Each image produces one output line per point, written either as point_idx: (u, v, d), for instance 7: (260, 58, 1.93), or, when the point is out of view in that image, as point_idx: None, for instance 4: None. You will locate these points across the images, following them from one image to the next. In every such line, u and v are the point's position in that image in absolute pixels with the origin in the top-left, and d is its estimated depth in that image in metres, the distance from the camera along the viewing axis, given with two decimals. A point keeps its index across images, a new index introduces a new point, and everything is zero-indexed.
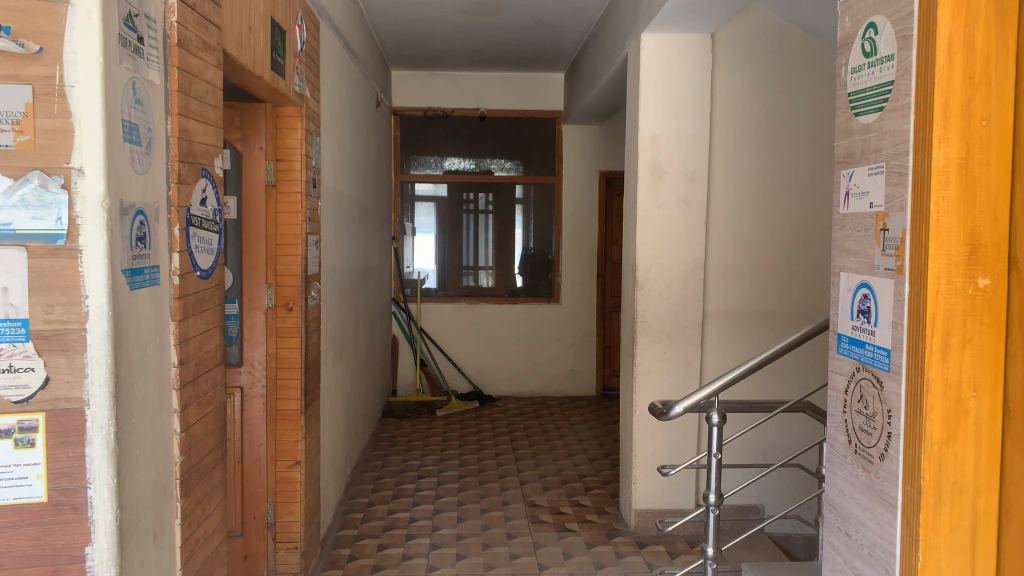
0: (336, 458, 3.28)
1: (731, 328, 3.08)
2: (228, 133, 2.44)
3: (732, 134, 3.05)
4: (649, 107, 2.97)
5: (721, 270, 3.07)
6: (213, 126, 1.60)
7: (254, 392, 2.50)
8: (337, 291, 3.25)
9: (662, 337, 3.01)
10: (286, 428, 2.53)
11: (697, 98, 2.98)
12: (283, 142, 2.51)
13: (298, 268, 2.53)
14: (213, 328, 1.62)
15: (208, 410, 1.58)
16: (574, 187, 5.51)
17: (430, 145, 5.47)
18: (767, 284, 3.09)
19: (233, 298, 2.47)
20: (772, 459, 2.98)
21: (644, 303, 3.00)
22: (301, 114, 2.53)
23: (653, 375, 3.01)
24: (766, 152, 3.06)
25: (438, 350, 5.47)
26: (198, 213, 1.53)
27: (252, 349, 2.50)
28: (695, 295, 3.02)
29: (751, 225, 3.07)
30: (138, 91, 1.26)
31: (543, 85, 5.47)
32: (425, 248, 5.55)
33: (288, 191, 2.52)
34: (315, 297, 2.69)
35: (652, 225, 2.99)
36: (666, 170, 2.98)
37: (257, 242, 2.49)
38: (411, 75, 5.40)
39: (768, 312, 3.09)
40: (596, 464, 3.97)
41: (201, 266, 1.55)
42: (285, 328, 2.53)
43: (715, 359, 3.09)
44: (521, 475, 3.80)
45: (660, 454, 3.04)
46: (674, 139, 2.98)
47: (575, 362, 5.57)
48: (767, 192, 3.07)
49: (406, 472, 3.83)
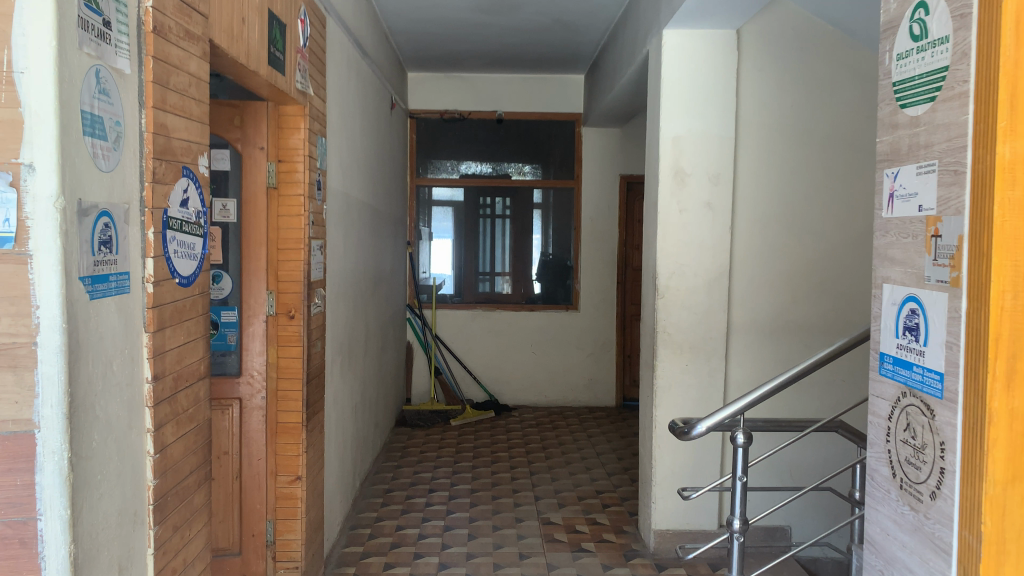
0: (343, 470, 3.16)
1: (757, 340, 2.93)
2: (228, 134, 2.35)
3: (759, 135, 2.90)
4: (670, 106, 2.82)
5: (746, 278, 2.92)
6: (197, 122, 1.49)
7: (254, 404, 2.40)
8: (344, 298, 3.14)
9: (684, 349, 2.87)
10: (287, 442, 2.41)
11: (722, 98, 2.84)
12: (285, 142, 2.39)
13: (300, 274, 2.41)
14: (196, 340, 1.51)
15: (190, 428, 1.47)
16: (594, 192, 5.37)
17: (446, 148, 5.36)
18: (796, 293, 2.93)
19: (232, 306, 2.39)
20: (803, 482, 2.83)
21: (665, 312, 2.85)
22: (304, 112, 2.39)
23: (674, 389, 2.87)
24: (796, 155, 2.91)
25: (453, 358, 5.35)
26: (179, 215, 1.41)
27: (252, 358, 2.39)
28: (719, 305, 2.87)
29: (779, 231, 2.92)
30: (103, 81, 1.14)
31: (562, 88, 5.34)
32: (441, 253, 5.44)
33: (290, 194, 2.39)
34: (319, 305, 2.57)
35: (673, 230, 2.84)
36: (688, 173, 2.84)
37: (258, 247, 2.39)
38: (428, 77, 5.30)
39: (796, 322, 2.94)
40: (614, 479, 3.82)
41: (181, 273, 1.43)
42: (286, 337, 2.41)
43: (740, 372, 2.94)
44: (536, 490, 3.66)
45: (681, 471, 2.89)
46: (697, 140, 2.83)
47: (594, 371, 5.42)
48: (796, 197, 2.92)
49: (417, 485, 3.71)
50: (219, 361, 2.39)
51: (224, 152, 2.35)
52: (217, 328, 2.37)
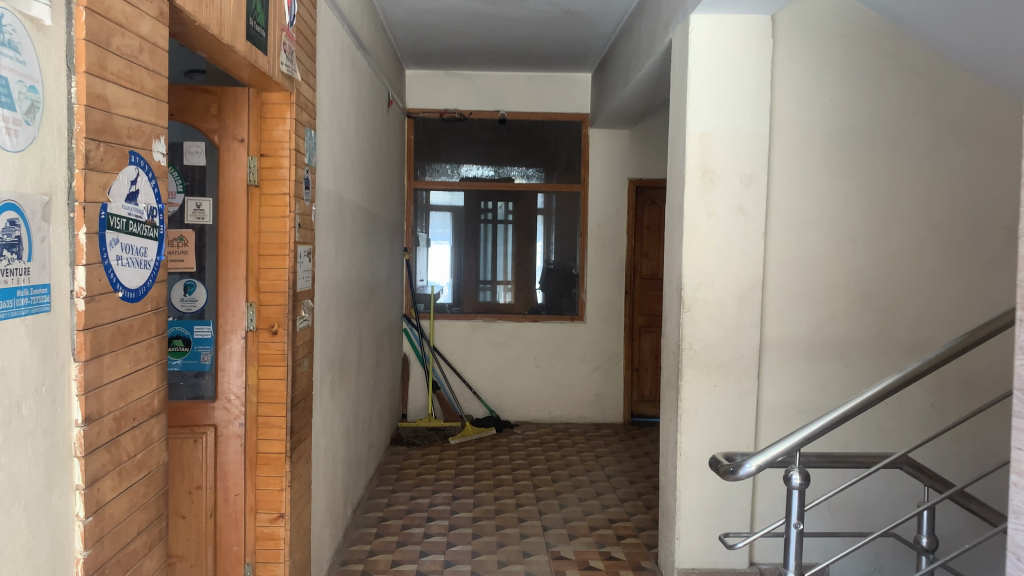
0: (332, 498, 2.87)
1: (792, 359, 2.65)
2: (204, 124, 2.07)
3: (795, 133, 2.63)
4: (699, 99, 2.55)
5: (781, 290, 2.64)
6: (150, 99, 1.20)
7: (231, 432, 2.11)
8: (336, 310, 2.85)
9: (712, 368, 2.58)
10: (267, 476, 2.11)
11: (754, 90, 2.56)
12: (268, 133, 2.10)
13: (284, 284, 2.11)
14: (149, 368, 1.22)
15: (138, 479, 1.17)
16: (602, 196, 5.08)
17: (445, 150, 5.08)
18: (835, 306, 2.65)
19: (208, 319, 2.12)
20: (863, 527, 2.60)
21: (691, 327, 2.57)
22: (290, 100, 2.10)
23: (701, 414, 2.58)
24: (834, 154, 2.64)
25: (452, 371, 5.06)
26: (124, 213, 1.12)
27: (228, 380, 2.11)
28: (751, 319, 2.59)
29: (815, 238, 2.64)
30: (8, 29, 0.85)
31: (568, 87, 5.07)
32: (439, 260, 5.15)
33: (274, 193, 2.10)
34: (306, 319, 2.26)
35: (701, 237, 2.56)
36: (717, 172, 2.56)
37: (236, 252, 2.09)
38: (427, 74, 5.02)
39: (835, 339, 2.66)
40: (628, 507, 3.53)
41: (127, 285, 1.13)
42: (268, 356, 2.11)
43: (773, 394, 2.66)
44: (543, 519, 3.36)
45: (707, 503, 2.60)
46: (728, 137, 2.56)
47: (600, 386, 5.13)
48: (836, 202, 2.64)
49: (414, 513, 3.41)
50: (194, 383, 2.13)
51: (200, 145, 2.11)
52: (189, 345, 2.12)
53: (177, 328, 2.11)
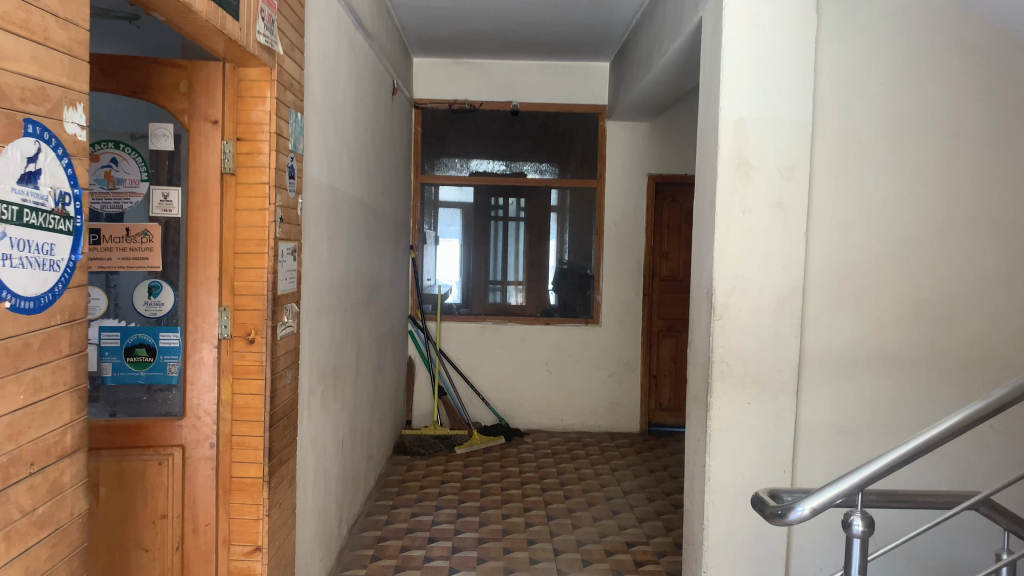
0: (324, 520, 2.62)
1: (834, 373, 2.38)
2: (172, 104, 1.81)
3: (840, 122, 2.35)
4: (734, 83, 2.28)
5: (822, 297, 2.36)
6: (60, 55, 0.94)
7: (201, 453, 1.85)
8: (329, 314, 2.59)
9: (745, 383, 2.32)
10: (242, 504, 1.85)
11: (796, 72, 2.28)
12: (245, 114, 1.84)
13: (262, 286, 1.85)
14: (59, 397, 0.96)
15: (39, 539, 0.92)
16: (619, 193, 4.80)
17: (454, 143, 4.83)
18: (883, 315, 2.37)
19: (176, 326, 1.86)
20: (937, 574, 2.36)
21: (722, 337, 2.31)
22: (271, 77, 1.84)
23: (733, 433, 2.32)
24: (883, 146, 2.36)
25: (459, 376, 4.81)
26: (16, 198, 0.86)
27: (198, 395, 1.85)
28: (790, 329, 2.32)
29: (860, 238, 2.36)
30: None
31: (585, 77, 4.79)
32: (447, 259, 4.90)
33: (251, 182, 1.84)
34: (289, 325, 2.01)
35: (733, 237, 2.30)
36: (754, 164, 2.29)
37: (208, 250, 1.83)
38: (436, 62, 4.76)
39: (882, 351, 2.38)
40: (647, 529, 3.25)
41: (19, 294, 0.87)
42: (243, 367, 1.85)
43: (812, 412, 2.39)
44: (555, 542, 3.09)
45: (739, 534, 2.34)
46: (766, 124, 2.29)
47: (616, 394, 4.85)
48: (885, 199, 2.36)
49: (415, 532, 3.15)
50: (160, 399, 1.87)
51: (168, 127, 1.84)
52: (154, 355, 1.86)
53: (141, 334, 1.86)
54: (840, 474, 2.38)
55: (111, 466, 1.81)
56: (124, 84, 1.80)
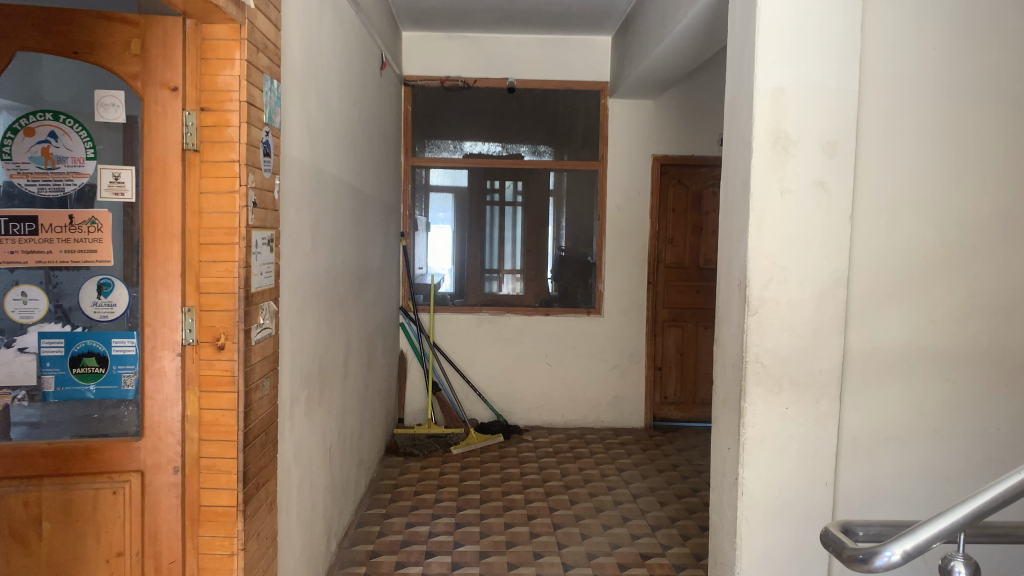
0: (310, 539, 2.36)
1: (881, 374, 2.13)
2: (121, 68, 1.53)
3: (889, 91, 2.09)
4: (771, 48, 2.00)
5: (867, 289, 2.11)
6: None
7: (163, 480, 1.57)
8: (314, 311, 2.32)
9: (783, 386, 2.06)
10: (213, 537, 1.58)
11: (841, 34, 2.01)
12: (209, 80, 1.55)
13: (233, 283, 1.57)
14: None
15: None
16: (623, 175, 4.53)
17: (447, 123, 4.54)
18: (935, 309, 2.12)
19: (131, 331, 1.59)
20: None
21: (757, 335, 2.05)
22: (241, 36, 1.56)
23: (769, 442, 2.07)
24: (937, 119, 2.10)
25: (453, 370, 4.55)
26: None
27: (159, 412, 1.57)
28: (833, 324, 2.06)
29: (911, 222, 2.11)
30: None
31: (585, 52, 4.51)
32: (440, 246, 4.61)
33: (219, 160, 1.56)
34: (265, 327, 1.73)
35: (771, 223, 2.03)
36: (793, 139, 2.03)
37: (168, 240, 1.55)
38: (426, 37, 4.47)
39: (933, 350, 2.12)
40: (662, 538, 3.01)
41: None
42: (211, 379, 1.58)
43: (856, 417, 2.13)
44: (563, 555, 2.83)
45: (777, 555, 2.09)
46: (808, 94, 2.02)
47: (619, 387, 4.60)
48: (938, 178, 2.10)
49: (411, 546, 2.89)
50: (113, 416, 1.59)
51: (118, 95, 1.56)
52: (106, 365, 1.58)
53: (90, 341, 1.58)
54: (886, 486, 2.14)
55: (56, 498, 1.54)
56: (63, 42, 1.51)
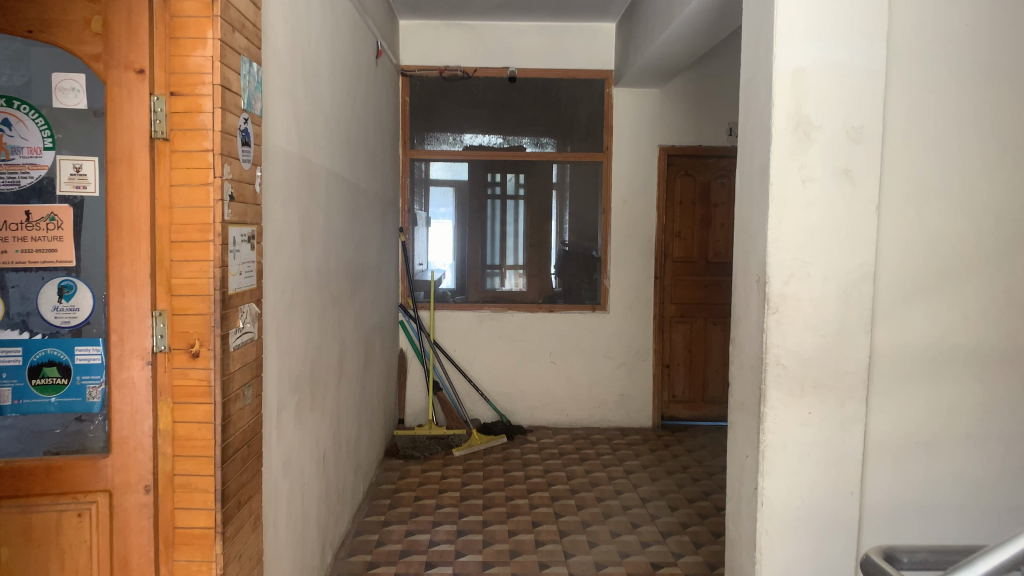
0: (301, 552, 2.23)
1: (911, 375, 1.98)
2: (82, 49, 1.39)
3: (918, 71, 1.94)
4: (791, 26, 1.86)
5: (895, 285, 1.97)
6: None
7: (133, 501, 1.43)
8: (303, 311, 2.18)
9: (805, 389, 1.92)
10: (189, 562, 1.45)
11: (866, 10, 1.87)
12: (179, 61, 1.41)
13: (208, 284, 1.43)
14: None
15: None
16: (628, 166, 4.39)
17: (446, 114, 4.40)
18: (967, 305, 1.97)
19: (96, 338, 1.44)
20: None
21: (778, 334, 1.91)
22: (213, 12, 1.41)
23: (790, 449, 1.93)
24: (969, 102, 1.95)
25: (455, 369, 4.41)
26: None
27: (129, 427, 1.43)
28: (859, 323, 1.92)
29: (943, 212, 1.96)
30: None
31: (588, 40, 4.36)
32: (440, 242, 4.47)
33: (190, 149, 1.42)
34: (245, 331, 1.59)
35: (792, 214, 1.89)
36: (815, 124, 1.88)
37: (135, 239, 1.41)
38: (424, 25, 4.32)
39: (966, 349, 1.98)
40: (674, 546, 2.87)
41: None
42: (184, 389, 1.44)
43: (884, 421, 1.99)
44: (570, 565, 2.70)
45: (800, 568, 1.95)
46: (831, 75, 1.87)
47: (625, 386, 4.47)
48: (970, 165, 1.96)
49: (410, 556, 2.75)
50: (78, 431, 1.45)
51: (78, 79, 1.41)
52: (69, 376, 1.45)
53: (51, 350, 1.45)
54: (915, 494, 2.00)
55: (14, 521, 1.40)
56: (15, 19, 1.38)
